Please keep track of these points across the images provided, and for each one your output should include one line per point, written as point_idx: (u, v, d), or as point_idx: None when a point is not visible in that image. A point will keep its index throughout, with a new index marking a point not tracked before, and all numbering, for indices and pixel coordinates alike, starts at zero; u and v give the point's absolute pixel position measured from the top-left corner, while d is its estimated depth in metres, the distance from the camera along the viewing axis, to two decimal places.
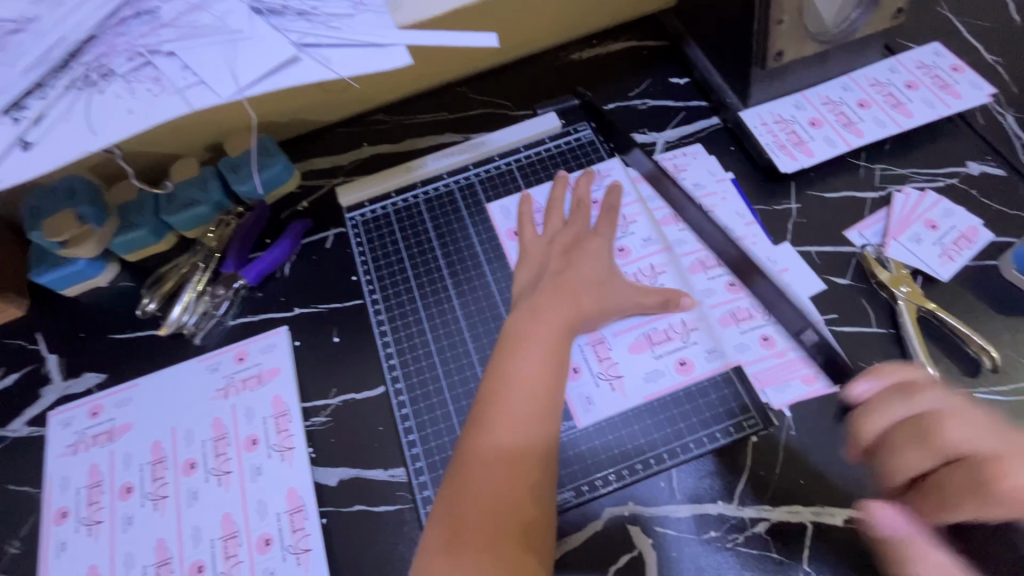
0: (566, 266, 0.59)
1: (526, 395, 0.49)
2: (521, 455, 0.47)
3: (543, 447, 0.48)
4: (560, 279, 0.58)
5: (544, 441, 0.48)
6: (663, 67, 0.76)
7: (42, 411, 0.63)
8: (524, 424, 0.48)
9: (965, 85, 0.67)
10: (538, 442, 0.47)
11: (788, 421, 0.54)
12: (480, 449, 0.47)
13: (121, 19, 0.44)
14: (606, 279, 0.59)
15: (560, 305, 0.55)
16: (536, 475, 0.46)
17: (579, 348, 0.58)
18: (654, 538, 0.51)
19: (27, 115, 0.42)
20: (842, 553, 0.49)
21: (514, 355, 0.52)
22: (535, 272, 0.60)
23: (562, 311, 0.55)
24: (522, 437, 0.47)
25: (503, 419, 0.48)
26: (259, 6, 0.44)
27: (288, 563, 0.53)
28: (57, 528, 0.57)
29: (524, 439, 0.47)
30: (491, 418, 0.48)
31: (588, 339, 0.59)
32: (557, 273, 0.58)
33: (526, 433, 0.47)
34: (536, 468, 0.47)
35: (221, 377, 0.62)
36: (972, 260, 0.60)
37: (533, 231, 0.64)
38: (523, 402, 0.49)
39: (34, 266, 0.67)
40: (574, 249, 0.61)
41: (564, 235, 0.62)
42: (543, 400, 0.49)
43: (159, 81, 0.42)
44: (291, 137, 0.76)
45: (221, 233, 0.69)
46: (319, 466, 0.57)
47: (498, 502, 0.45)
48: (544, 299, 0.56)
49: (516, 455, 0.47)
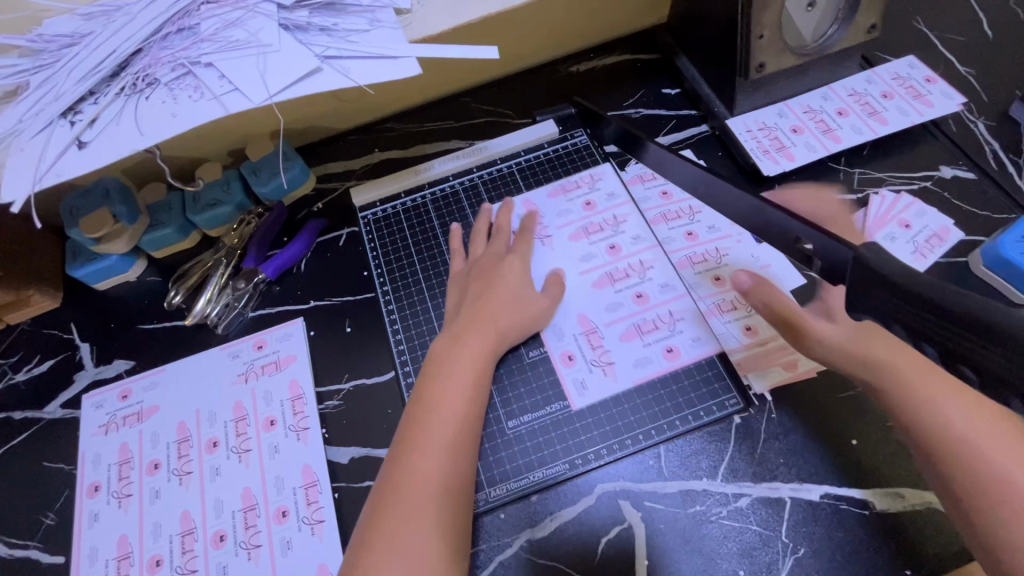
0: (489, 280, 0.63)
1: (445, 426, 0.53)
2: (445, 487, 0.50)
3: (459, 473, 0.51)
4: (484, 300, 0.61)
5: (462, 467, 0.52)
6: (656, 78, 0.81)
7: (75, 394, 0.68)
8: (444, 454, 0.51)
9: (937, 95, 0.71)
10: (458, 477, 0.51)
11: (769, 403, 0.58)
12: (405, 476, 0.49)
13: (165, 35, 0.49)
14: (524, 294, 0.63)
15: (490, 323, 0.60)
16: (450, 496, 0.50)
17: (574, 337, 0.63)
18: (643, 512, 0.55)
19: (83, 118, 0.47)
20: (818, 525, 0.53)
21: (433, 378, 0.56)
22: (461, 291, 0.64)
23: (491, 329, 0.60)
24: (446, 468, 0.50)
25: (424, 452, 0.51)
26: (288, 23, 0.50)
27: (303, 533, 0.57)
28: (90, 500, 0.61)
29: (447, 470, 0.51)
30: (412, 440, 0.52)
31: (582, 329, 0.63)
32: (480, 291, 0.63)
33: (447, 465, 0.51)
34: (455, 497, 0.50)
35: (241, 364, 0.67)
36: (944, 256, 0.64)
37: (460, 259, 0.68)
38: (444, 434, 0.52)
39: (70, 261, 0.72)
40: (495, 267, 0.65)
41: (486, 257, 0.66)
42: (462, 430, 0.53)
43: (199, 89, 0.47)
44: (307, 143, 0.82)
45: (242, 232, 0.73)
46: (332, 445, 0.62)
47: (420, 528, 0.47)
48: (467, 321, 0.60)
49: (435, 477, 0.50)
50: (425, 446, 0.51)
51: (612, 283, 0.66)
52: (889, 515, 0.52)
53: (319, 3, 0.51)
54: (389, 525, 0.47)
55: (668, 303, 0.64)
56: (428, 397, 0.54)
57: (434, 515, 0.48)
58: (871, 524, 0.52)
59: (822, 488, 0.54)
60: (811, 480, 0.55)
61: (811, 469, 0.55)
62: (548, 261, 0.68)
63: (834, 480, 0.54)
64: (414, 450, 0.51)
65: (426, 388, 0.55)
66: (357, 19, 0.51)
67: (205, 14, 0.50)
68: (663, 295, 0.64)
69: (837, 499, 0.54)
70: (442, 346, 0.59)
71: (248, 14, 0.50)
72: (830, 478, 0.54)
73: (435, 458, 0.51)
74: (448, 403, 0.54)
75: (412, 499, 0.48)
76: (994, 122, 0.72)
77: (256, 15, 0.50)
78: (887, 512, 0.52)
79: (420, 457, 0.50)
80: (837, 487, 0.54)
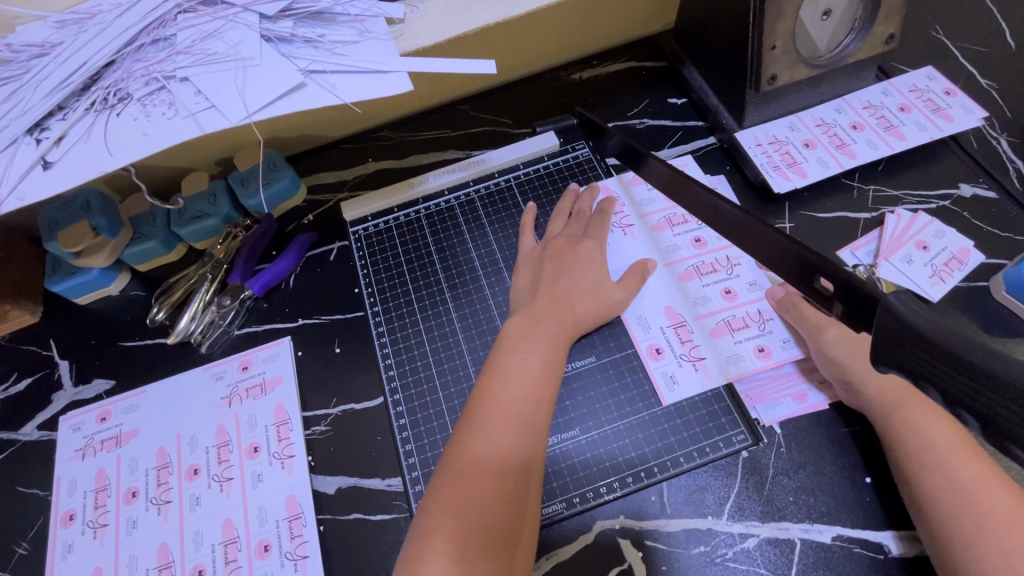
0: (563, 270, 0.61)
1: (514, 398, 0.51)
2: (513, 461, 0.48)
3: (533, 458, 0.49)
4: (556, 288, 0.60)
5: (538, 443, 0.50)
6: (662, 87, 0.78)
7: (52, 416, 0.65)
8: (517, 425, 0.49)
9: (957, 109, 0.68)
10: (529, 454, 0.49)
11: (777, 437, 0.55)
12: (472, 457, 0.48)
13: (139, 46, 0.46)
14: (599, 284, 0.61)
15: (556, 306, 0.59)
16: (521, 480, 0.47)
17: (661, 330, 0.61)
18: (644, 551, 0.52)
19: (49, 135, 0.44)
20: (829, 570, 0.50)
21: (504, 359, 0.54)
22: (534, 275, 0.62)
23: (558, 311, 0.58)
24: (518, 441, 0.49)
25: (493, 425, 0.49)
26: (269, 34, 0.47)
27: (285, 569, 0.54)
28: (63, 530, 0.59)
29: (520, 443, 0.49)
30: (482, 420, 0.50)
31: (670, 322, 0.61)
32: (553, 278, 0.61)
33: (521, 439, 0.49)
34: (528, 473, 0.48)
35: (225, 386, 0.64)
36: (963, 281, 0.61)
37: (532, 238, 0.66)
38: (511, 407, 0.50)
39: (50, 276, 0.69)
40: (566, 252, 0.63)
41: (558, 240, 0.64)
42: (535, 400, 0.51)
43: (174, 105, 0.44)
44: (298, 152, 0.79)
45: (229, 246, 0.70)
46: (318, 475, 0.59)
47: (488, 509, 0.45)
48: (542, 308, 0.58)
49: (507, 458, 0.48)
50: (494, 417, 0.50)
51: (699, 277, 0.63)
52: (906, 561, 0.49)
53: (305, 12, 0.48)
54: (454, 498, 0.46)
55: (757, 301, 0.61)
56: (493, 370, 0.53)
57: (502, 487, 0.47)
58: (887, 570, 0.49)
59: (834, 530, 0.51)
60: (822, 520, 0.51)
61: (823, 510, 0.52)
62: (627, 251, 0.65)
63: (847, 521, 0.51)
64: (483, 423, 0.49)
65: (494, 361, 0.54)
66: (345, 29, 0.48)
67: (182, 24, 0.47)
68: (752, 293, 0.61)
69: (849, 541, 0.50)
70: (516, 329, 0.57)
71: (227, 24, 0.47)
72: (843, 519, 0.51)
73: (506, 430, 0.49)
74: (517, 375, 0.52)
75: (479, 469, 0.47)
76: (1017, 138, 0.68)
77: (236, 25, 0.47)
78: (904, 557, 0.49)
79: (486, 430, 0.49)
80: (850, 529, 0.51)
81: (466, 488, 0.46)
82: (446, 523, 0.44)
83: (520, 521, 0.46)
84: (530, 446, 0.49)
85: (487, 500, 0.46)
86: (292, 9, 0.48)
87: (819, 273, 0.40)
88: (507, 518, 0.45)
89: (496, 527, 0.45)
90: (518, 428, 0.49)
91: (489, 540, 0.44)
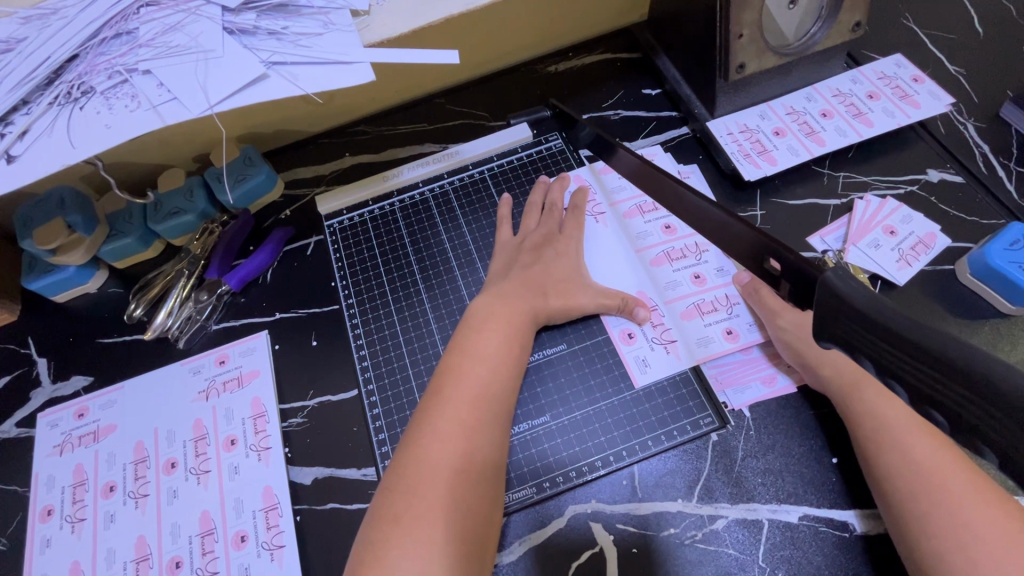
0: (537, 260, 0.62)
1: (480, 389, 0.51)
2: (479, 453, 0.49)
3: (493, 444, 0.49)
4: (527, 277, 0.60)
5: (500, 432, 0.51)
6: (636, 78, 0.78)
7: (31, 412, 0.66)
8: (484, 418, 0.50)
9: (924, 96, 0.69)
10: (493, 446, 0.50)
11: (746, 420, 0.56)
12: (431, 445, 0.48)
13: (102, 40, 0.47)
14: (570, 273, 0.62)
15: (527, 294, 0.59)
16: (482, 467, 0.48)
17: None
18: (615, 534, 0.53)
19: (13, 129, 0.44)
20: (795, 549, 0.50)
21: (466, 349, 0.54)
22: (505, 265, 0.63)
23: (526, 301, 0.58)
24: (477, 429, 0.49)
25: (461, 417, 0.49)
26: (232, 27, 0.47)
27: (262, 559, 0.55)
28: (42, 525, 0.59)
29: (485, 435, 0.50)
30: (441, 409, 0.50)
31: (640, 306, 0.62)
32: (527, 265, 0.62)
33: (481, 425, 0.50)
34: (493, 466, 0.49)
35: (202, 380, 0.64)
36: (929, 264, 0.62)
37: (509, 230, 0.66)
38: (477, 399, 0.51)
39: (26, 274, 0.69)
40: (540, 245, 0.64)
41: (531, 232, 0.65)
42: (500, 393, 0.52)
43: (136, 98, 0.45)
44: (275, 148, 0.79)
45: (206, 241, 0.71)
46: (294, 466, 0.59)
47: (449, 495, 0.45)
48: (512, 294, 0.59)
49: (467, 445, 0.48)
50: (461, 409, 0.50)
51: (669, 262, 0.63)
52: (870, 538, 0.50)
53: (268, 5, 0.48)
54: (422, 490, 0.45)
55: (727, 285, 0.62)
56: (457, 360, 0.53)
57: (463, 475, 0.47)
58: (852, 548, 0.50)
59: (801, 510, 0.52)
60: (789, 501, 0.52)
61: (790, 490, 0.53)
62: (600, 239, 0.66)
63: (814, 501, 0.52)
64: (450, 415, 0.49)
65: (460, 351, 0.54)
66: (309, 21, 0.49)
67: (144, 18, 0.47)
68: (720, 279, 0.62)
69: (816, 521, 0.51)
70: (479, 318, 0.57)
71: (190, 17, 0.47)
72: (810, 500, 0.52)
73: (472, 423, 0.50)
74: (482, 367, 0.53)
75: (439, 456, 0.47)
76: (984, 123, 0.69)
77: (198, 18, 0.47)
78: (869, 535, 0.50)
79: (453, 422, 0.49)
80: (816, 509, 0.52)
81: (435, 481, 0.46)
82: (416, 516, 0.44)
83: (484, 512, 0.47)
84: (494, 438, 0.50)
85: (454, 491, 0.46)
86: (256, 3, 0.48)
87: (770, 256, 0.41)
88: (467, 502, 0.46)
89: (464, 518, 0.45)
90: (483, 420, 0.50)
91: (450, 527, 0.44)
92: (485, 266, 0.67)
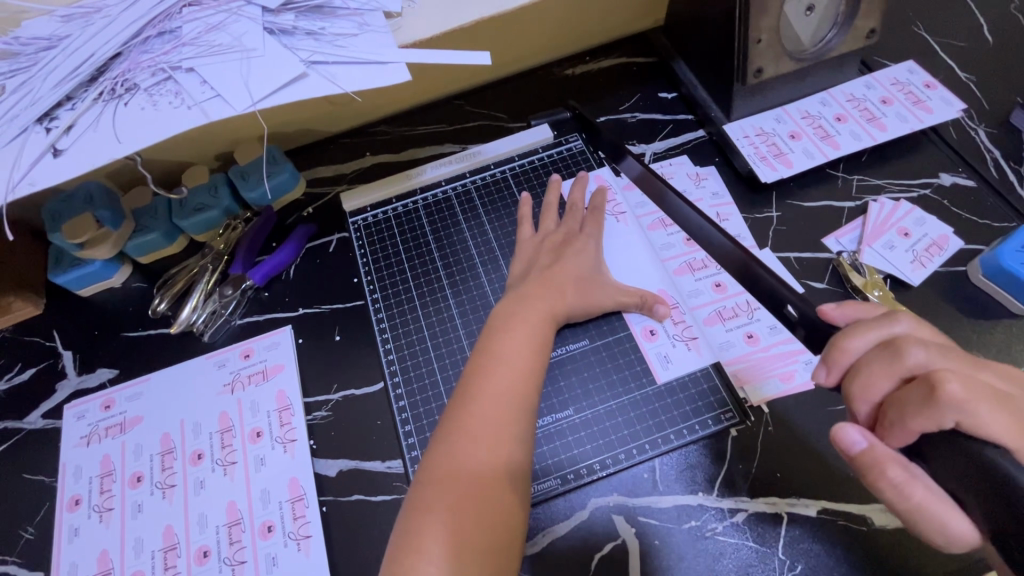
0: (555, 261, 0.62)
1: (510, 382, 0.52)
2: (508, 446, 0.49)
3: (523, 438, 0.50)
4: (548, 273, 0.61)
5: (530, 426, 0.51)
6: (653, 82, 0.80)
7: (57, 404, 0.67)
8: (515, 414, 0.50)
9: (937, 101, 0.70)
10: (525, 443, 0.50)
11: (765, 416, 0.57)
12: (463, 439, 0.48)
13: (145, 38, 0.48)
14: (592, 272, 0.63)
15: (550, 287, 0.60)
16: (513, 460, 0.49)
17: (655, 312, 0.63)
18: (637, 527, 0.54)
19: (59, 124, 0.46)
20: (815, 541, 0.52)
21: (495, 343, 0.55)
22: (528, 262, 0.64)
23: (552, 295, 0.59)
24: (509, 425, 0.50)
25: (492, 410, 0.50)
26: (272, 27, 0.48)
27: (289, 548, 0.55)
28: (70, 514, 0.60)
29: (514, 431, 0.50)
30: (471, 403, 0.50)
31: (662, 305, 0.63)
32: (550, 261, 0.63)
33: (512, 420, 0.50)
34: (522, 459, 0.49)
35: (227, 373, 0.65)
36: (943, 266, 0.63)
37: (530, 228, 0.67)
38: (506, 394, 0.51)
39: (53, 267, 0.71)
40: (564, 245, 0.64)
41: (556, 233, 0.65)
42: (530, 389, 0.52)
43: (180, 95, 0.46)
44: (297, 147, 0.80)
45: (229, 237, 0.72)
46: (320, 458, 0.60)
47: (478, 487, 0.46)
48: (534, 288, 0.60)
49: (499, 441, 0.49)
50: (490, 404, 0.50)
51: (692, 272, 0.65)
52: (888, 532, 0.51)
53: (305, 6, 0.50)
54: (451, 483, 0.46)
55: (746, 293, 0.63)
56: (485, 355, 0.54)
57: (494, 469, 0.48)
58: (870, 542, 0.51)
59: (820, 504, 0.53)
60: (807, 495, 0.53)
61: (808, 485, 0.54)
62: (621, 238, 0.68)
63: (832, 496, 0.53)
64: (478, 410, 0.50)
65: (490, 346, 0.55)
66: (345, 22, 0.50)
67: (186, 17, 0.49)
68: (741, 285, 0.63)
69: (833, 514, 0.52)
70: (506, 312, 0.58)
71: (231, 17, 0.49)
72: (828, 494, 0.53)
73: (502, 418, 0.50)
74: (513, 363, 0.53)
75: (471, 453, 0.48)
76: (995, 129, 0.71)
77: (240, 18, 0.49)
78: (885, 529, 0.51)
79: (484, 416, 0.50)
80: (834, 503, 0.53)
81: (464, 475, 0.47)
82: (445, 507, 0.45)
83: (514, 506, 0.47)
84: (525, 432, 0.50)
85: (485, 485, 0.47)
86: (294, 3, 0.50)
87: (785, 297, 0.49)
88: (498, 495, 0.47)
89: (495, 511, 0.46)
90: (514, 414, 0.50)
91: (482, 520, 0.45)
92: (507, 264, 0.68)
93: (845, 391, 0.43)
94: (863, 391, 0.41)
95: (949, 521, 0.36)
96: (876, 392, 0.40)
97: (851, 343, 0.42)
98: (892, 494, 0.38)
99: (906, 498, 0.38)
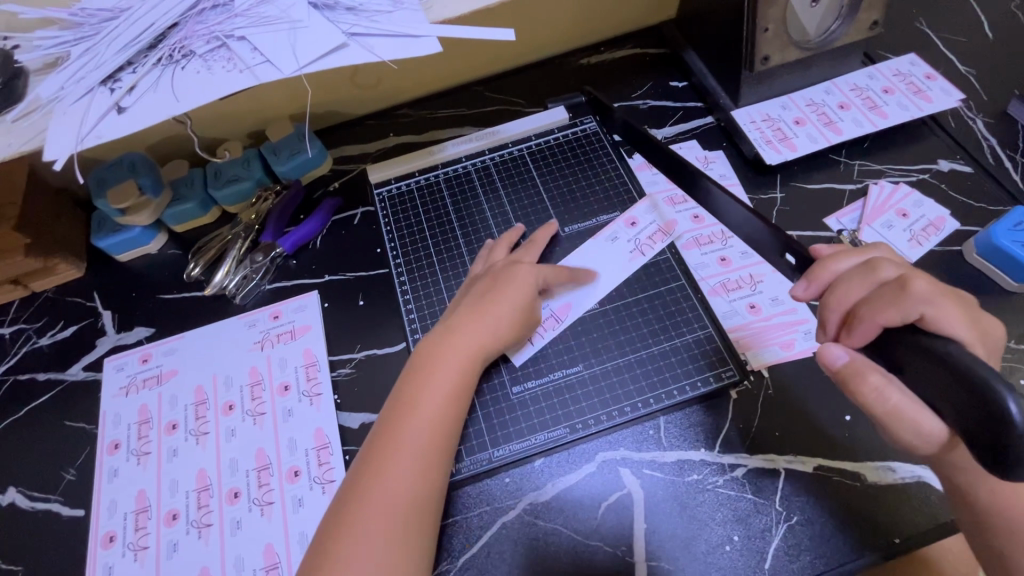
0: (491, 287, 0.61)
1: (431, 415, 0.53)
2: (418, 494, 0.50)
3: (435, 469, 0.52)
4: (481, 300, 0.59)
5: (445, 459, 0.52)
6: (665, 72, 0.84)
7: (97, 358, 0.71)
8: (430, 445, 0.52)
9: (937, 91, 0.73)
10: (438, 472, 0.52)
11: (766, 379, 0.60)
12: (379, 470, 0.50)
13: (201, 11, 0.53)
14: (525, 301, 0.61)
15: (478, 315, 0.58)
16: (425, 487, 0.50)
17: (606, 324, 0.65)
18: (641, 479, 0.57)
19: (122, 85, 0.50)
20: (809, 495, 0.55)
21: (425, 374, 0.55)
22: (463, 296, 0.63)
23: (481, 325, 0.58)
24: (424, 456, 0.51)
25: (411, 444, 0.51)
26: (317, 2, 0.53)
27: (314, 491, 0.59)
28: (110, 457, 0.64)
29: (429, 461, 0.51)
30: (394, 432, 0.52)
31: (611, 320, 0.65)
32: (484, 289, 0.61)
33: (429, 452, 0.51)
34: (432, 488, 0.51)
35: (258, 332, 0.69)
36: (939, 245, 0.66)
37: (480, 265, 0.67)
38: (424, 428, 0.52)
39: (96, 232, 0.75)
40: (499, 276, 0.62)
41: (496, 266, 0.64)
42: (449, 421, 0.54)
43: (232, 60, 0.50)
44: (324, 127, 0.84)
45: (259, 209, 0.76)
46: (344, 411, 0.64)
47: (387, 515, 0.48)
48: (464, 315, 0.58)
49: (413, 473, 0.50)
50: (406, 449, 0.51)
51: (698, 247, 0.68)
52: (878, 487, 0.54)
53: None
54: (363, 512, 0.48)
55: (749, 267, 0.66)
56: (414, 385, 0.54)
57: (405, 497, 0.49)
58: (862, 495, 0.54)
59: (816, 461, 0.56)
60: (804, 453, 0.56)
61: (803, 444, 0.57)
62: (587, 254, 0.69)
63: (824, 454, 0.56)
64: (400, 440, 0.51)
65: (417, 375, 0.55)
66: (381, 0, 0.54)
67: None
68: (745, 260, 0.67)
69: (828, 471, 0.55)
70: (437, 338, 0.58)
71: None
72: (821, 452, 0.56)
73: (420, 450, 0.51)
74: (436, 394, 0.54)
75: (385, 484, 0.49)
76: (993, 119, 0.74)
77: None
78: (877, 484, 0.54)
79: (403, 449, 0.51)
80: (826, 460, 0.56)
81: (375, 504, 0.48)
82: (355, 537, 0.47)
83: (422, 533, 0.49)
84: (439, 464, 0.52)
85: (398, 514, 0.49)
86: None
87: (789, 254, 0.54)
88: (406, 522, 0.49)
89: (402, 539, 0.48)
90: (431, 446, 0.52)
91: (388, 546, 0.47)
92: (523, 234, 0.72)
93: (819, 303, 0.49)
94: (837, 300, 0.47)
95: (916, 419, 0.44)
96: (847, 301, 0.47)
97: (835, 264, 0.48)
98: (873, 396, 0.45)
99: (884, 400, 0.45)
